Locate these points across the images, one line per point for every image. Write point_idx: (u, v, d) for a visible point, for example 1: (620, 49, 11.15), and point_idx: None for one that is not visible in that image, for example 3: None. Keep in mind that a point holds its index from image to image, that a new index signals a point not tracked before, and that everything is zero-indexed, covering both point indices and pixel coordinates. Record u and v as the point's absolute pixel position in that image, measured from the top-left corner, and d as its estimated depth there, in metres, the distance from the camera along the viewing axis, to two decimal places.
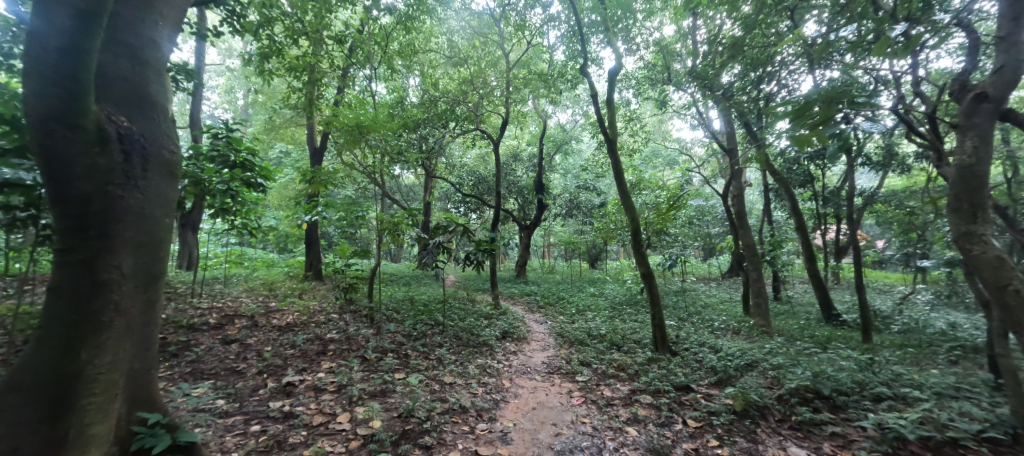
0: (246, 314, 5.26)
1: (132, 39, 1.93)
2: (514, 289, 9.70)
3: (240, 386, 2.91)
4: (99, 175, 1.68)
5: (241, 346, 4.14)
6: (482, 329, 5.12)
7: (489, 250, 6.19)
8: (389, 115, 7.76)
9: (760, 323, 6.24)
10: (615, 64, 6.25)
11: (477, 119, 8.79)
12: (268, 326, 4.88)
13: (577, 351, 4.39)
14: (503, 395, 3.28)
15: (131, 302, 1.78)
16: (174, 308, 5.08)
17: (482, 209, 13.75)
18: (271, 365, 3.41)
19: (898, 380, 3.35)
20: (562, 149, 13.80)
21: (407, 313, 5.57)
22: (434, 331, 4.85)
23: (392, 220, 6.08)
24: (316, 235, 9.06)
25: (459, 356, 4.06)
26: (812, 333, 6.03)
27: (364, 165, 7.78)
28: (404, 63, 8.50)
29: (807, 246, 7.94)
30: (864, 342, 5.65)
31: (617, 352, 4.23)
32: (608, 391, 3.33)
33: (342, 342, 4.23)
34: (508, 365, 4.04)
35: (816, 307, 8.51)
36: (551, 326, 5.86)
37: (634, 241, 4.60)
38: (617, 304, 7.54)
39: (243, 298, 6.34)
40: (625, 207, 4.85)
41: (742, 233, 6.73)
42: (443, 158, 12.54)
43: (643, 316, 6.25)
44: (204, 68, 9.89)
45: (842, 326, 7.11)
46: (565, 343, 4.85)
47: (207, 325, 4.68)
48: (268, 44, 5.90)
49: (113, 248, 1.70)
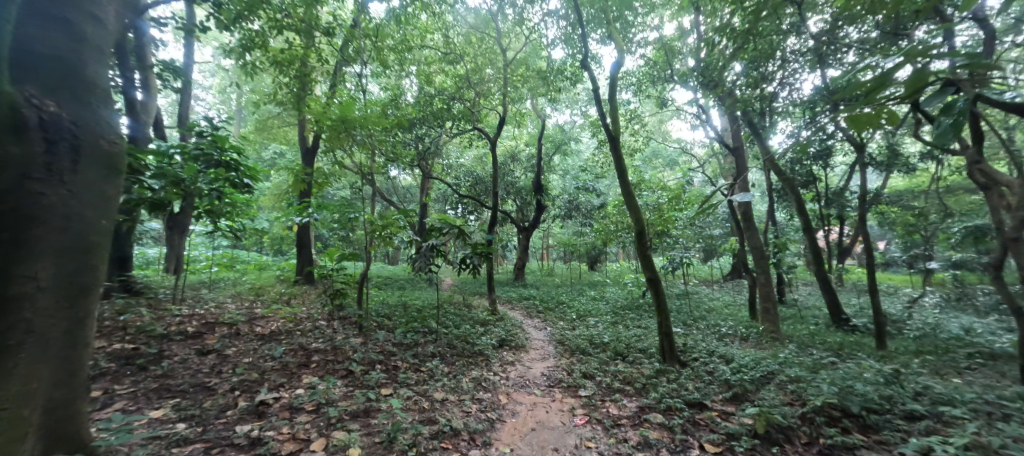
0: (227, 321, 4.96)
1: (66, 12, 1.64)
2: (512, 293, 9.44)
3: (206, 406, 2.62)
4: (14, 169, 1.39)
5: (218, 357, 3.86)
6: (478, 337, 4.83)
7: (486, 253, 5.87)
8: (382, 114, 7.52)
9: (769, 330, 5.97)
10: (617, 59, 6.03)
11: (474, 119, 8.54)
12: (250, 334, 4.58)
13: (579, 362, 4.11)
14: (499, 414, 2.99)
15: (50, 320, 1.50)
16: (152, 317, 4.79)
17: (480, 211, 13.46)
18: (245, 380, 3.12)
19: (929, 393, 3.09)
20: (561, 149, 13.56)
21: (399, 320, 5.28)
22: (426, 339, 4.55)
23: (382, 223, 5.79)
24: (307, 238, 8.77)
25: (452, 368, 3.77)
26: (824, 339, 5.76)
27: (357, 165, 7.52)
28: (397, 60, 8.23)
29: (813, 248, 7.69)
30: (879, 349, 5.40)
31: (622, 363, 3.94)
32: (613, 408, 3.06)
33: (327, 353, 3.95)
34: (505, 378, 3.75)
35: (823, 311, 8.27)
36: (550, 333, 5.59)
37: (639, 244, 4.32)
38: (619, 309, 7.25)
39: (228, 304, 6.07)
40: (630, 207, 4.55)
41: (749, 235, 6.47)
42: (440, 159, 12.32)
43: (646, 322, 5.99)
44: (193, 66, 9.61)
45: (852, 332, 6.86)
46: (566, 352, 4.57)
47: (184, 335, 4.39)
48: (250, 37, 5.63)
49: (28, 255, 1.42)
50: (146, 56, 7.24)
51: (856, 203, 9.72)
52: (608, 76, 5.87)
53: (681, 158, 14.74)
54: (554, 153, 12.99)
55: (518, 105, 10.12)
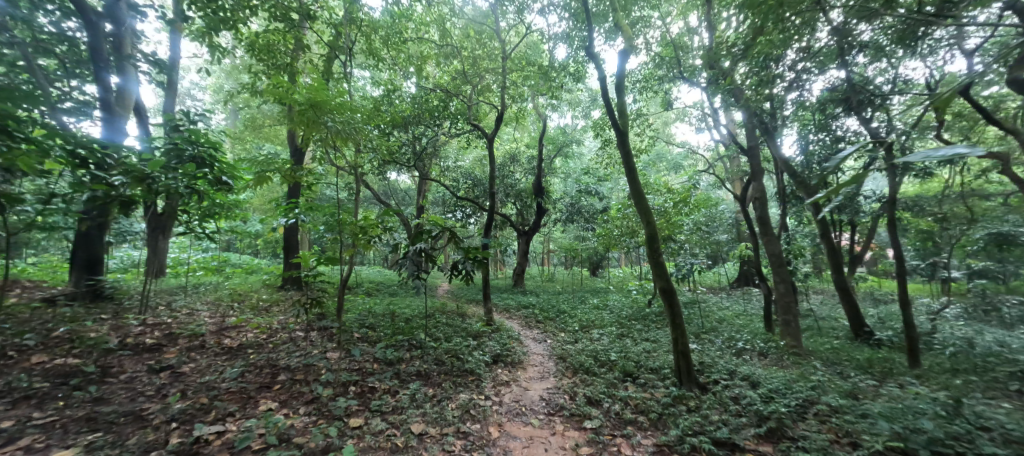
0: (194, 331, 4.49)
1: None
2: (510, 300, 8.96)
3: (130, 447, 2.16)
4: None
5: (172, 376, 3.39)
6: (469, 351, 4.33)
7: (480, 258, 5.37)
8: (373, 109, 7.11)
9: (790, 344, 5.49)
10: (625, 50, 5.59)
11: (469, 116, 8.05)
12: (216, 347, 4.12)
13: (583, 384, 3.62)
14: (488, 453, 2.52)
15: None
16: (111, 327, 4.32)
17: (478, 214, 13.01)
18: (191, 409, 2.66)
19: (1000, 429, 2.62)
20: (563, 151, 13.14)
21: (383, 331, 4.79)
22: (412, 354, 4.05)
23: (366, 224, 5.29)
24: (295, 240, 8.32)
25: (437, 390, 3.29)
26: (850, 355, 5.27)
27: (344, 163, 7.07)
28: (390, 54, 7.82)
29: (832, 254, 7.22)
30: (912, 368, 4.91)
31: (632, 387, 3.46)
32: (625, 446, 2.58)
33: (296, 371, 3.48)
34: (498, 403, 3.26)
35: (841, 322, 7.77)
36: (550, 347, 5.09)
37: (650, 248, 3.82)
38: (624, 319, 6.74)
39: (202, 312, 5.59)
40: (640, 207, 4.03)
41: (766, 241, 6.00)
42: (437, 160, 11.91)
43: (656, 335, 5.49)
44: (179, 60, 9.23)
45: (877, 346, 6.36)
46: (568, 370, 4.07)
47: (142, 348, 3.93)
48: (224, 18, 5.19)
49: None
50: (125, 48, 6.84)
51: (872, 208, 9.26)
52: (614, 68, 5.43)
53: (686, 161, 14.27)
54: (555, 155, 12.58)
55: (519, 103, 9.70)
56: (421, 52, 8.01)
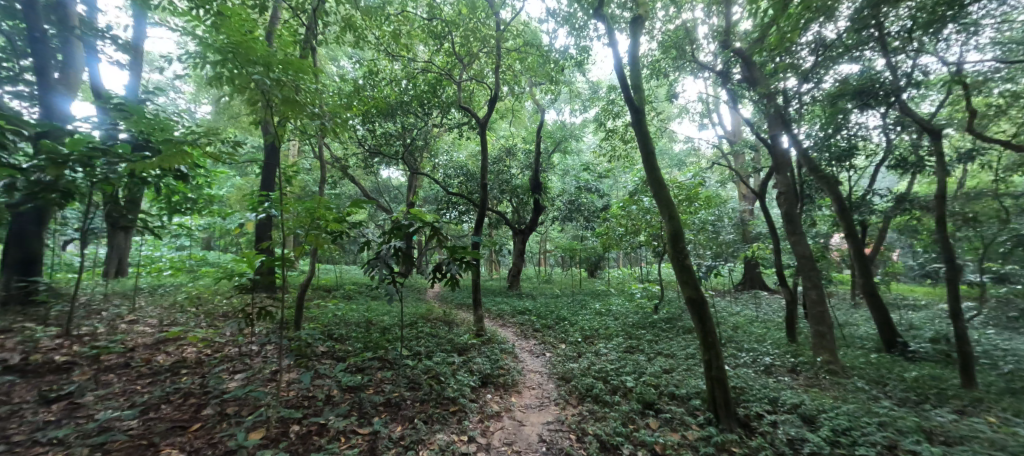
0: (122, 345, 3.71)
1: None
2: (503, 304, 8.21)
3: None
4: None
5: (68, 408, 2.65)
6: (453, 370, 3.62)
7: (467, 260, 4.58)
8: (352, 92, 6.37)
9: (825, 360, 4.79)
10: (637, 22, 4.86)
11: (460, 101, 7.26)
12: (143, 367, 3.37)
13: (592, 420, 2.91)
14: None
15: None
16: (15, 340, 3.52)
17: (471, 212, 12.26)
18: None
19: None
20: (562, 147, 12.43)
21: (353, 344, 4.05)
22: (382, 377, 3.32)
23: (335, 220, 4.50)
24: (267, 237, 7.55)
25: (408, 431, 2.59)
26: (893, 373, 4.59)
27: (320, 152, 6.32)
28: (373, 33, 7.04)
29: (857, 256, 6.57)
30: (968, 389, 4.26)
31: (655, 426, 2.76)
32: None
33: (229, 401, 2.76)
34: (483, 448, 2.57)
35: (865, 330, 7.11)
36: (550, 364, 4.37)
37: (673, 249, 3.06)
38: (631, 327, 6.02)
39: (145, 320, 4.78)
40: (661, 200, 3.29)
41: (794, 241, 5.31)
42: (427, 152, 11.15)
43: (671, 348, 4.77)
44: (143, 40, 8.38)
45: (911, 359, 5.72)
46: (571, 398, 3.37)
47: (45, 368, 3.14)
48: None
49: None
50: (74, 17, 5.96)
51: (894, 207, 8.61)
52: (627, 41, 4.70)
53: (689, 158, 13.61)
54: (553, 150, 11.90)
55: (515, 92, 8.99)
56: (407, 30, 7.21)
